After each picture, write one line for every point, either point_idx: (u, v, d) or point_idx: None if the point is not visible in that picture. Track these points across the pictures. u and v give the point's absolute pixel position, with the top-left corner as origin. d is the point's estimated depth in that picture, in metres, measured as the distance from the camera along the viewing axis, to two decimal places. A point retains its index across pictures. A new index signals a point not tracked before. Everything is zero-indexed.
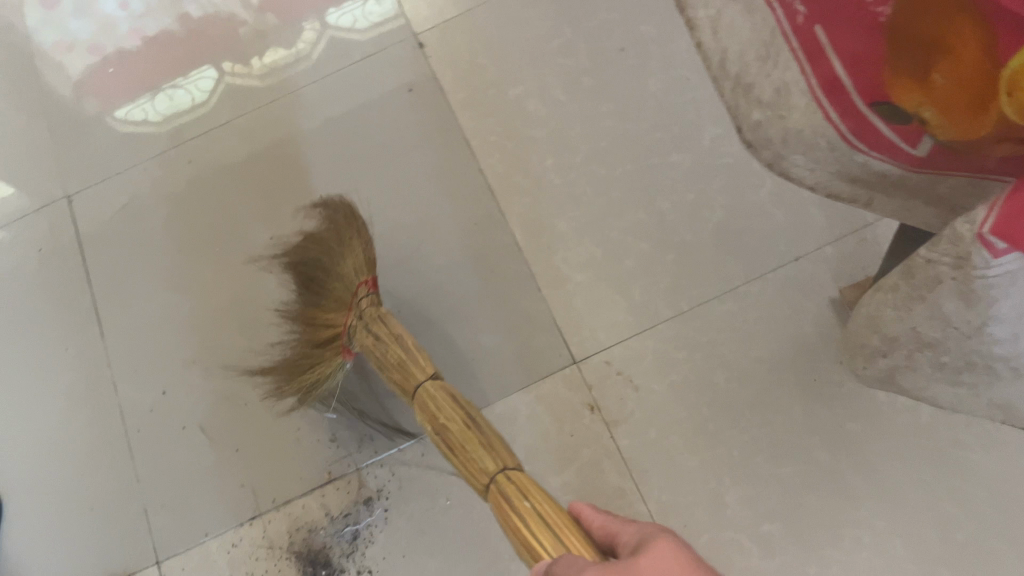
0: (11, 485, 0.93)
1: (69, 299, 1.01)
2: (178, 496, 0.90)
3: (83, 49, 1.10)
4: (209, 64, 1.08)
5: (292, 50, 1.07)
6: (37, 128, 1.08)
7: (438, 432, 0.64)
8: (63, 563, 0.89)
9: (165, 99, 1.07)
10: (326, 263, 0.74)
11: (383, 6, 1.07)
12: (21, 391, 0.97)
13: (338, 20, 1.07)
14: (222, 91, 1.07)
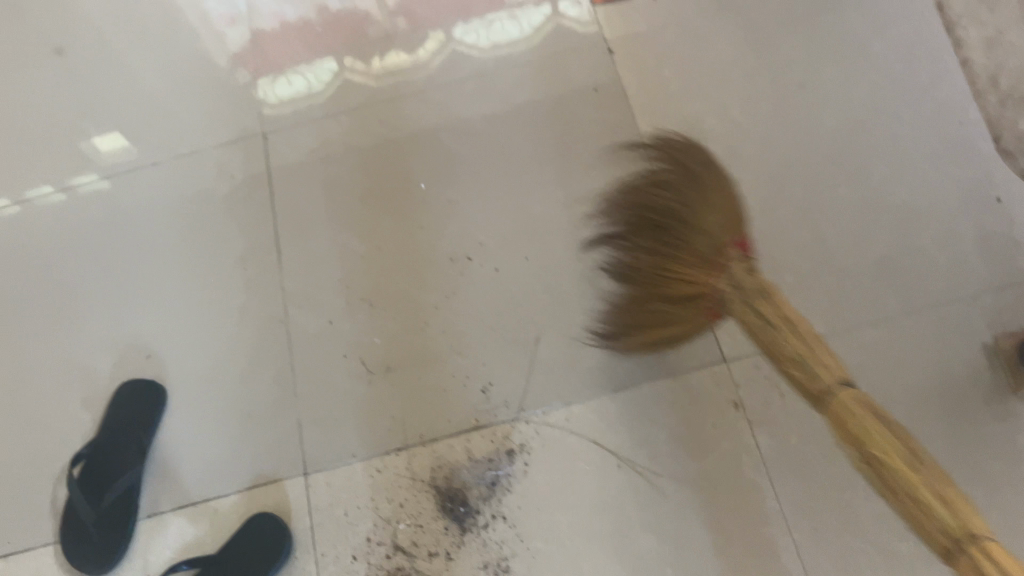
0: (177, 381, 1.01)
1: (253, 225, 1.09)
2: (333, 417, 0.96)
3: (222, 21, 1.19)
4: (332, 58, 1.17)
5: (410, 57, 1.15)
6: (230, 68, 1.17)
7: (869, 458, 0.64)
8: (218, 459, 0.96)
9: (285, 83, 1.16)
10: (686, 215, 0.80)
11: (505, 29, 1.15)
12: (197, 300, 1.06)
13: (463, 35, 1.16)
14: (339, 83, 1.15)
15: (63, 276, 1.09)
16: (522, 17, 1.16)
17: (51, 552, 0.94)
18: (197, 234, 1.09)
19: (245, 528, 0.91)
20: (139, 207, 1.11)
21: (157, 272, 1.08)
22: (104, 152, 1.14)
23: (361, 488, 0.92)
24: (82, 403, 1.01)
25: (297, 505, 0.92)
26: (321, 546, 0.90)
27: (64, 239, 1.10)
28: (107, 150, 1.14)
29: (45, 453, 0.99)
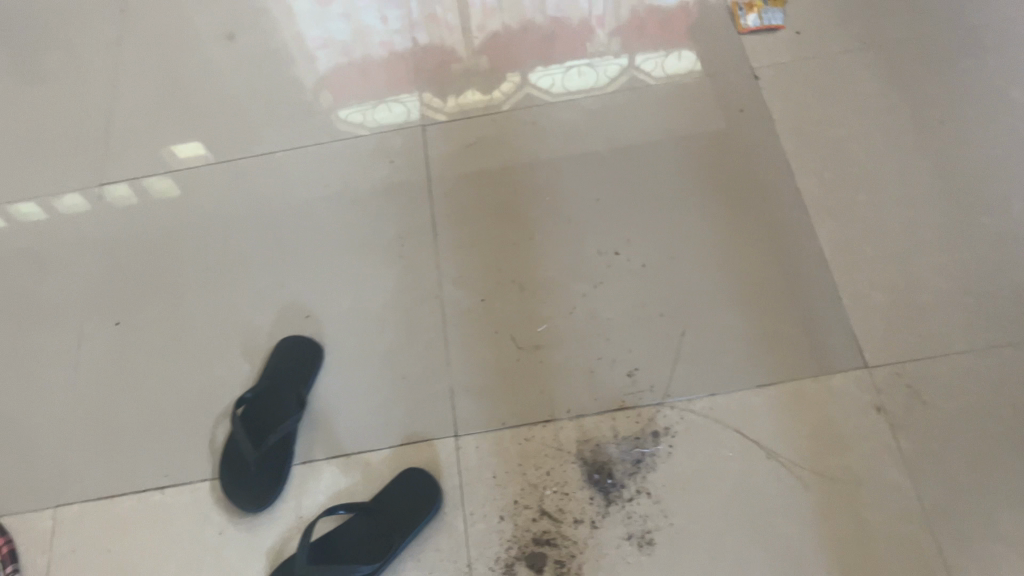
0: (333, 341, 1.07)
1: (410, 206, 1.16)
2: (483, 386, 1.01)
3: (329, 48, 1.35)
4: (415, 92, 1.28)
5: (485, 96, 1.26)
6: (397, 78, 1.30)
7: None
8: (371, 416, 1.01)
9: (371, 112, 1.26)
10: None
11: (579, 75, 1.25)
12: (355, 269, 1.12)
13: (538, 79, 1.26)
14: (422, 113, 1.25)
15: (231, 238, 1.17)
16: (597, 68, 1.26)
17: (206, 487, 0.99)
18: (357, 211, 1.17)
19: (399, 480, 0.95)
20: (306, 184, 1.21)
21: (318, 243, 1.15)
22: (182, 156, 1.26)
23: (510, 454, 0.97)
24: (243, 353, 1.07)
25: (446, 463, 0.97)
26: (469, 504, 0.94)
27: (235, 207, 1.20)
28: (184, 155, 1.26)
29: (206, 395, 1.05)
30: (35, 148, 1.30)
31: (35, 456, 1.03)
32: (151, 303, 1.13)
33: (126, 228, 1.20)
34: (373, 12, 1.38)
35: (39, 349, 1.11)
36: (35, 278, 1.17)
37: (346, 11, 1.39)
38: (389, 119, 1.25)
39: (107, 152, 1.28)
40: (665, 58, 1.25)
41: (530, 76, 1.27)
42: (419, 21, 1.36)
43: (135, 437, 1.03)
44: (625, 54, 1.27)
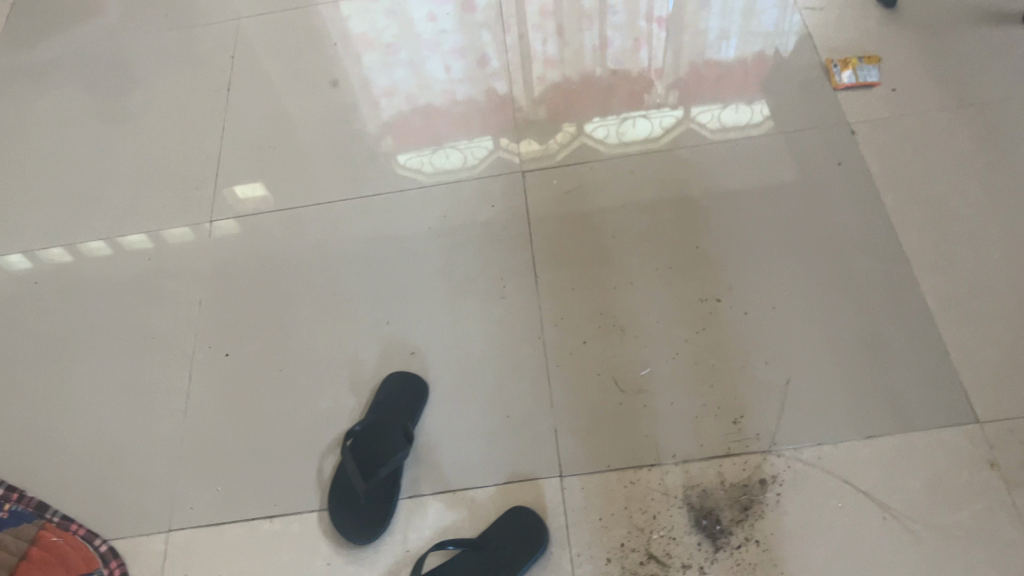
0: (437, 378, 1.09)
1: (511, 250, 1.19)
2: (587, 427, 1.03)
3: (398, 96, 1.41)
4: (476, 138, 1.33)
5: (543, 143, 1.30)
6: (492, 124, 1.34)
7: None
8: (476, 453, 1.03)
9: (434, 157, 1.31)
10: None
11: (633, 127, 1.31)
12: (457, 309, 1.15)
13: (594, 130, 1.31)
14: (484, 157, 1.30)
15: (335, 276, 1.21)
16: (653, 120, 1.31)
17: (314, 518, 1.00)
18: (458, 254, 1.20)
19: (504, 519, 0.96)
20: (407, 225, 1.24)
21: (420, 283, 1.19)
22: (245, 198, 1.32)
23: (615, 496, 0.97)
24: (348, 388, 1.10)
25: (552, 503, 0.98)
26: (575, 545, 0.95)
27: (339, 246, 1.24)
28: (246, 197, 1.32)
29: (312, 428, 1.07)
30: (147, 188, 1.36)
31: (147, 482, 1.06)
32: (257, 336, 1.16)
33: (233, 263, 1.24)
34: (442, 63, 1.44)
35: (149, 378, 1.14)
36: (145, 309, 1.21)
37: (416, 62, 1.45)
38: (451, 163, 1.30)
39: (213, 191, 1.33)
40: (721, 110, 1.30)
41: (585, 127, 1.32)
42: (486, 71, 1.41)
43: (243, 466, 1.06)
44: (681, 106, 1.32)
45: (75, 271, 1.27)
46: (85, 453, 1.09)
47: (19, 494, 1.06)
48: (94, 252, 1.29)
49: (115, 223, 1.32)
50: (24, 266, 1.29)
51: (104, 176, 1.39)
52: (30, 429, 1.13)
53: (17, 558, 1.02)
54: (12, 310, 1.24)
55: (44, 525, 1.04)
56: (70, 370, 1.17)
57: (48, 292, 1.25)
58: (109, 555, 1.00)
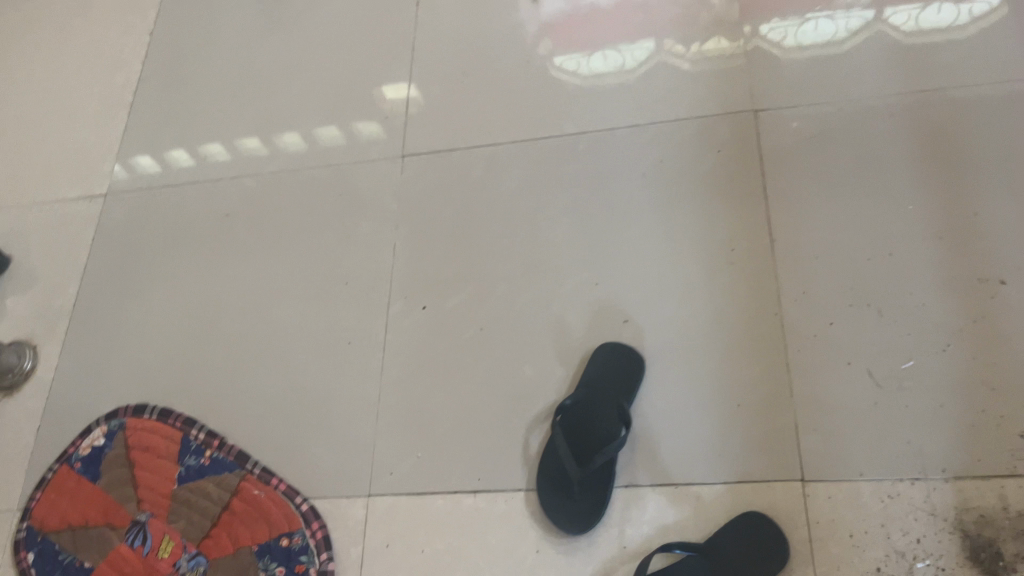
0: (656, 352, 0.97)
1: (742, 206, 1.03)
2: (834, 425, 0.89)
3: None
4: (642, 39, 1.19)
5: (728, 44, 1.15)
6: (714, 49, 1.15)
7: None
8: (700, 444, 0.91)
9: (593, 61, 1.19)
10: None
11: (818, 29, 1.12)
12: (678, 272, 1.01)
13: (770, 32, 1.14)
14: (650, 62, 1.16)
15: (539, 223, 1.08)
16: (838, 20, 1.12)
17: (521, 498, 0.93)
18: (679, 205, 1.05)
19: (735, 525, 0.86)
20: (620, 168, 1.10)
21: (634, 236, 1.05)
22: (393, 98, 1.25)
23: (869, 511, 0.84)
24: (555, 357, 1.00)
25: (793, 511, 0.86)
26: (821, 564, 0.83)
27: (543, 188, 1.11)
28: (394, 97, 1.25)
29: (518, 399, 0.99)
30: (334, 114, 1.26)
31: (345, 440, 1.01)
32: (457, 290, 1.07)
33: (428, 205, 1.14)
34: None
35: (345, 329, 1.09)
36: (338, 252, 1.14)
37: None
38: (606, 67, 1.18)
39: (405, 121, 1.22)
40: (921, 11, 1.09)
41: (760, 29, 1.15)
42: None
43: (445, 433, 0.99)
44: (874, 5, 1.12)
45: (265, 204, 1.21)
46: (283, 404, 1.06)
47: (221, 441, 1.05)
48: (282, 184, 1.22)
49: (303, 151, 1.24)
50: (212, 194, 1.24)
51: (289, 96, 1.30)
52: (228, 374, 1.10)
53: (220, 508, 1.00)
54: (205, 243, 1.20)
55: (246, 477, 1.01)
56: (265, 314, 1.13)
57: (239, 225, 1.20)
58: (310, 515, 0.97)
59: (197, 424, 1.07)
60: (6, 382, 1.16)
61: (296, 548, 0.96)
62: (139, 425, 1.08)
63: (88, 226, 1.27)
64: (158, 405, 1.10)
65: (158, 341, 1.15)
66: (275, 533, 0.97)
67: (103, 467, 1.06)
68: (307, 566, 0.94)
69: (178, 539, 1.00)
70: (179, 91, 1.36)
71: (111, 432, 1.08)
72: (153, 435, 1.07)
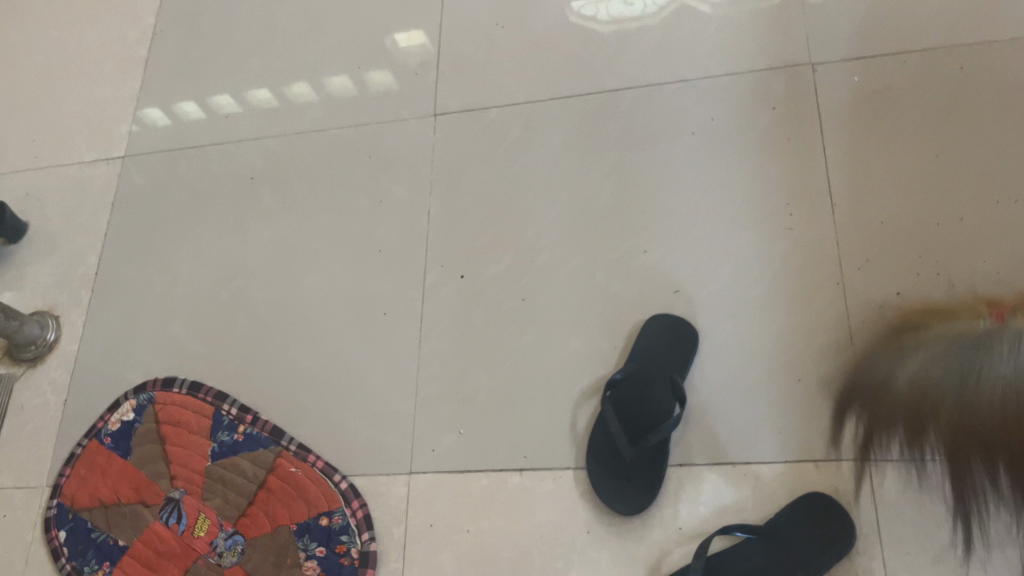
0: (711, 325, 0.92)
1: (801, 168, 0.97)
2: (903, 403, 0.84)
3: None
4: None
5: None
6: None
7: None
8: (759, 422, 0.87)
9: (616, 5, 1.13)
10: None
11: None
12: (732, 238, 0.96)
13: None
14: (675, 7, 1.10)
15: (583, 187, 1.03)
16: None
17: (569, 477, 0.89)
18: (733, 168, 0.99)
19: (797, 508, 0.82)
20: (668, 129, 1.03)
21: (685, 202, 0.99)
22: (406, 45, 1.20)
23: (940, 495, 0.80)
24: (603, 328, 0.95)
25: (860, 492, 0.82)
26: (890, 548, 0.79)
27: (586, 151, 1.05)
28: (407, 45, 1.20)
29: (565, 373, 0.94)
30: (362, 71, 1.20)
31: (383, 414, 0.97)
32: (496, 257, 1.01)
33: (464, 169, 1.08)
34: None
35: (380, 298, 1.03)
36: (370, 218, 1.08)
37: None
38: (628, 12, 1.12)
39: (437, 79, 1.16)
40: None
41: None
42: None
43: (488, 408, 0.94)
44: None
45: (291, 166, 1.15)
46: (316, 377, 1.02)
47: (254, 416, 1.01)
48: (309, 145, 1.16)
49: (330, 111, 1.18)
50: (235, 156, 1.18)
51: (313, 52, 1.23)
52: (258, 346, 1.05)
53: (256, 486, 0.97)
54: (229, 208, 1.15)
55: (281, 453, 0.98)
56: (294, 283, 1.07)
57: (264, 189, 1.14)
58: (350, 494, 0.94)
59: (229, 398, 1.03)
60: (29, 354, 1.12)
61: (336, 528, 0.93)
62: (168, 399, 1.04)
63: (108, 190, 1.22)
64: (187, 378, 1.05)
65: (184, 311, 1.10)
66: (314, 512, 0.94)
67: (134, 443, 1.03)
68: (348, 546, 0.91)
69: (213, 517, 0.97)
70: (196, 46, 1.30)
71: (140, 407, 1.05)
72: (184, 410, 1.03)
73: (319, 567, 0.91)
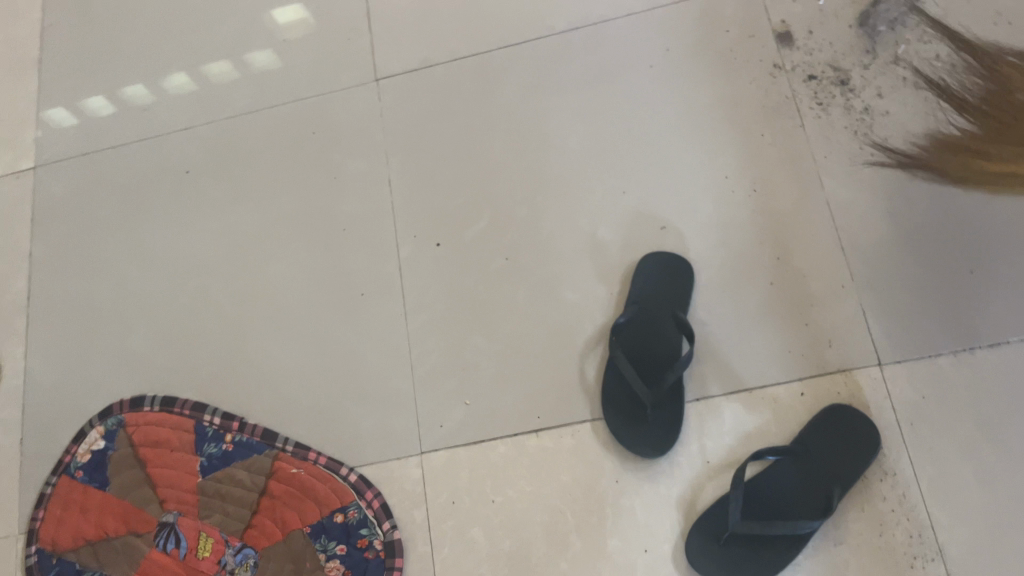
0: (703, 256, 0.91)
1: (766, 87, 0.96)
2: (902, 304, 0.86)
3: None
4: None
5: None
6: None
7: None
8: (767, 344, 0.87)
9: None
10: None
11: None
12: (710, 167, 0.95)
13: None
14: None
15: (550, 135, 1.00)
16: None
17: (588, 430, 0.88)
18: (699, 97, 0.98)
19: (819, 422, 0.82)
20: (626, 64, 1.01)
21: (657, 136, 0.97)
22: (280, 24, 1.13)
23: (953, 387, 0.82)
24: (596, 276, 0.93)
25: (876, 397, 0.83)
26: (914, 446, 0.81)
27: (546, 98, 1.02)
28: (284, 21, 1.13)
29: (565, 326, 0.92)
30: (290, 43, 1.12)
31: (383, 399, 0.93)
32: (473, 219, 0.98)
33: (422, 133, 1.03)
34: None
35: (357, 278, 0.99)
36: (330, 196, 1.03)
37: None
38: None
39: (372, 42, 1.09)
40: None
41: None
42: None
43: (493, 375, 0.92)
44: None
45: (232, 154, 1.07)
46: (302, 371, 0.96)
47: (241, 423, 0.95)
48: (247, 128, 1.08)
49: (263, 90, 1.10)
50: (165, 150, 1.09)
51: (232, 29, 1.14)
52: (233, 348, 0.99)
53: (257, 494, 0.91)
54: (171, 207, 1.07)
55: (279, 456, 0.92)
56: (262, 276, 1.02)
57: (207, 181, 1.07)
58: (362, 485, 0.89)
59: (209, 408, 0.96)
60: None
61: (354, 523, 0.88)
62: (142, 419, 0.97)
63: (24, 205, 1.11)
64: (157, 395, 0.98)
65: (141, 324, 1.02)
66: (326, 511, 0.89)
67: (111, 471, 0.95)
68: (370, 539, 0.87)
69: (216, 534, 0.91)
70: (95, 37, 1.18)
71: (110, 433, 0.97)
72: (161, 428, 0.96)
73: (343, 566, 0.87)
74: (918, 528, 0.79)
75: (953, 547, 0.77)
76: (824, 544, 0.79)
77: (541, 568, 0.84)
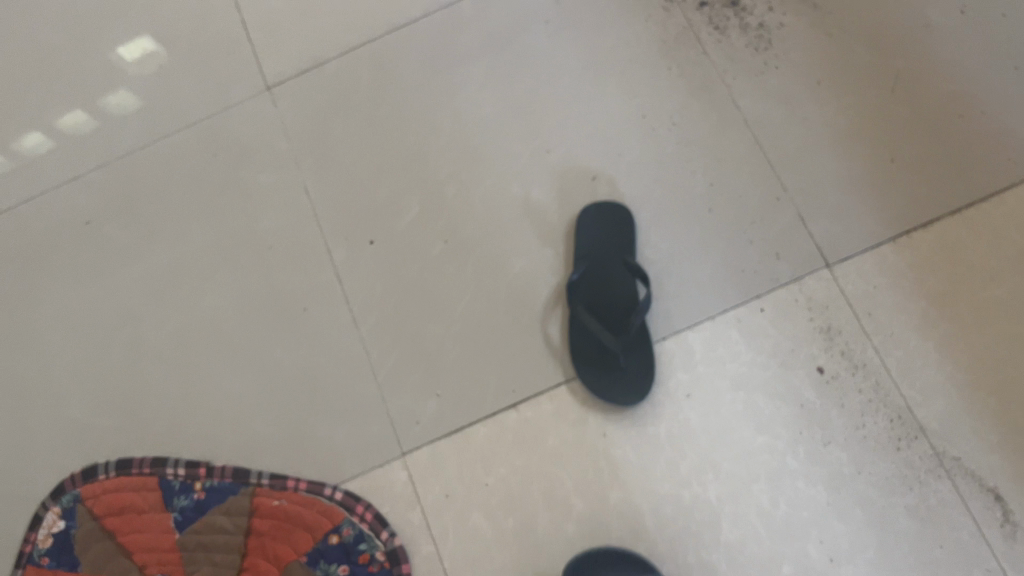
0: (639, 197, 0.91)
1: (663, 21, 0.97)
2: (836, 204, 0.88)
3: None
4: None
5: None
6: None
7: None
8: (719, 268, 0.88)
9: None
10: None
11: None
12: (626, 110, 0.95)
13: None
14: None
15: (461, 110, 0.98)
16: None
17: (566, 391, 0.87)
18: (600, 44, 0.97)
19: (778, 340, 0.85)
20: (520, 25, 0.99)
21: (567, 91, 0.97)
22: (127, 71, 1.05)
23: (899, 272, 0.86)
24: (539, 239, 0.92)
25: (831, 298, 0.86)
26: (874, 334, 0.84)
27: (449, 75, 0.99)
28: (133, 57, 1.05)
29: (519, 295, 0.91)
30: (165, 64, 1.05)
31: (351, 409, 0.90)
32: (402, 209, 0.96)
33: (329, 134, 1.00)
34: None
35: (294, 294, 0.95)
36: (248, 217, 0.98)
37: None
38: None
39: (254, 51, 1.04)
40: None
41: None
42: None
43: (458, 359, 0.90)
44: None
45: (132, 194, 1.01)
46: (259, 401, 0.92)
47: (208, 467, 0.90)
48: (140, 164, 1.02)
49: (148, 120, 1.03)
50: (57, 204, 1.01)
51: (97, 59, 1.06)
52: (180, 393, 0.94)
53: (243, 536, 0.87)
54: (80, 262, 1.00)
55: (256, 492, 0.88)
56: (195, 314, 0.96)
57: (111, 228, 1.00)
58: (351, 501, 0.86)
59: (170, 460, 0.91)
60: None
61: (351, 540, 0.85)
62: (100, 488, 0.91)
63: None
64: (110, 460, 0.92)
65: (74, 391, 0.96)
66: (319, 536, 0.86)
67: (79, 550, 0.88)
68: (372, 553, 0.85)
69: None
70: None
71: (68, 510, 0.90)
72: (123, 493, 0.90)
73: None
74: (897, 412, 0.82)
75: (933, 422, 0.81)
76: (815, 448, 0.82)
77: (549, 538, 0.83)
